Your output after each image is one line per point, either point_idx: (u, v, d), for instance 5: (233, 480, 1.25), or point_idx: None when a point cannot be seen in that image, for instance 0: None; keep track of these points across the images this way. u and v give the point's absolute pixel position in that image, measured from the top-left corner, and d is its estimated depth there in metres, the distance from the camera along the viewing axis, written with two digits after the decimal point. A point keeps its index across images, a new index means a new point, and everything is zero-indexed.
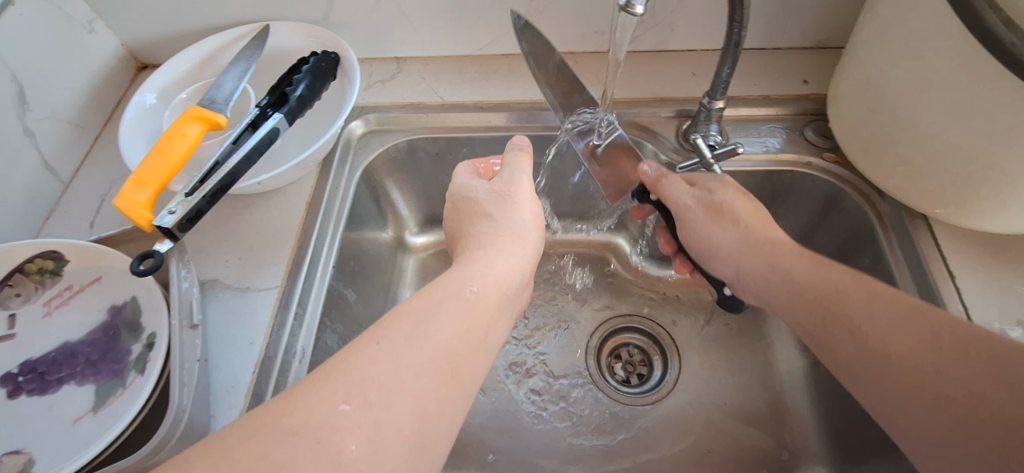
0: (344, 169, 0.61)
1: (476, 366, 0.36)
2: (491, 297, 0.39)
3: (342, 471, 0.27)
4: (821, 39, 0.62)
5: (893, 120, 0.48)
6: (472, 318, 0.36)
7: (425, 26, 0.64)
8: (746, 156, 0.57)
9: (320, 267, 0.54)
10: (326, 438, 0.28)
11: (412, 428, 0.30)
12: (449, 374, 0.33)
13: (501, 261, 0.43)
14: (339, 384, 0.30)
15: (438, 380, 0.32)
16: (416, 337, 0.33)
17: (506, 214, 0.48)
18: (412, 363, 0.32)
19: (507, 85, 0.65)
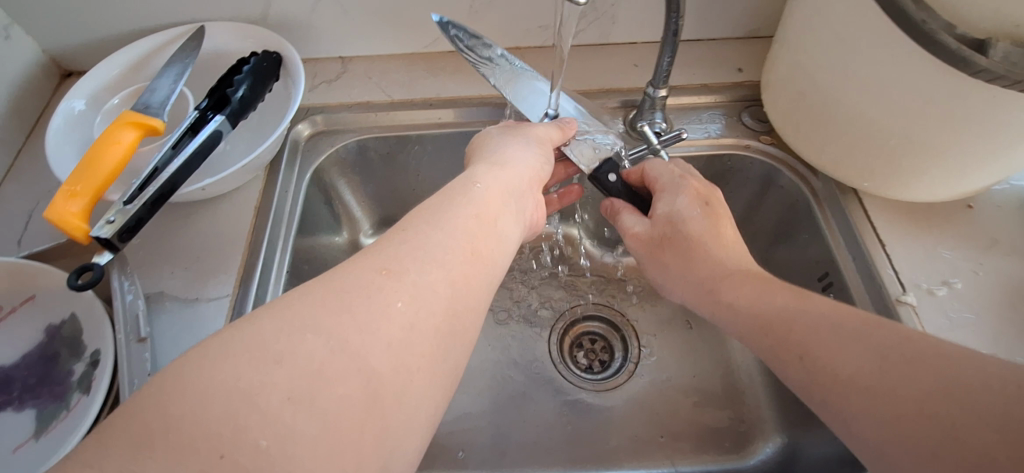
0: (294, 172, 0.59)
1: (494, 244, 0.40)
2: (507, 198, 0.44)
3: (381, 328, 0.30)
4: (752, 29, 0.65)
5: (821, 104, 0.51)
6: (480, 207, 0.41)
7: (370, 24, 0.63)
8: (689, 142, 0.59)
9: (274, 271, 0.53)
10: (359, 294, 0.31)
11: (444, 290, 0.33)
12: (469, 255, 0.36)
13: (513, 176, 0.47)
14: (379, 260, 0.33)
15: (459, 251, 0.36)
16: (427, 227, 0.37)
17: (521, 142, 0.51)
18: (433, 239, 0.36)
19: (455, 81, 0.65)
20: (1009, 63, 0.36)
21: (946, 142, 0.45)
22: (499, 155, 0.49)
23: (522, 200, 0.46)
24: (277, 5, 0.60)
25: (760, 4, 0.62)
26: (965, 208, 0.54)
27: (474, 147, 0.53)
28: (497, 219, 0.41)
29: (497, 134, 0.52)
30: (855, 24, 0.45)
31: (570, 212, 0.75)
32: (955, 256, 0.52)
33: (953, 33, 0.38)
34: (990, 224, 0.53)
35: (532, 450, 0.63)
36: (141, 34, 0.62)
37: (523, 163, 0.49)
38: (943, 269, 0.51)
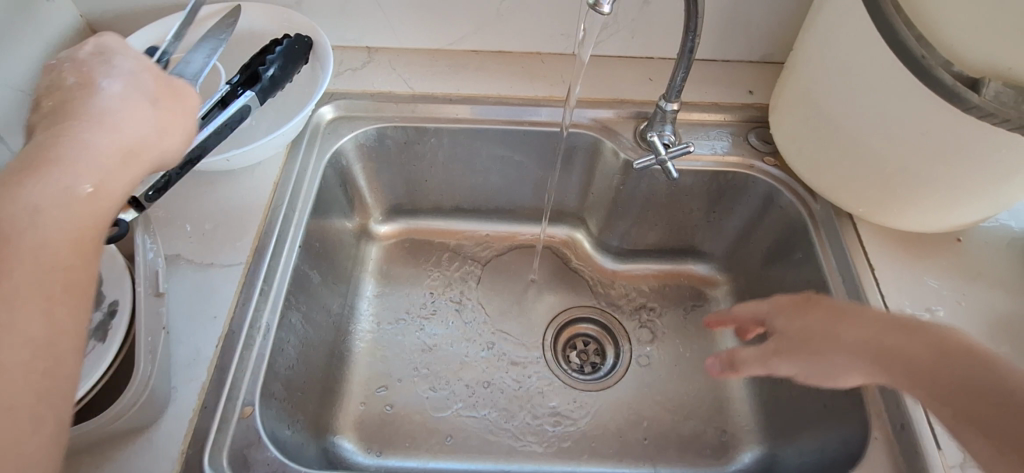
0: (313, 153, 0.62)
1: (125, 170, 0.36)
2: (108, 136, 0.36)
3: None
4: (765, 54, 0.68)
5: (824, 131, 0.54)
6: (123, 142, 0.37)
7: (398, 17, 0.65)
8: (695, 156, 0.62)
9: (287, 246, 0.55)
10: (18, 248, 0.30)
11: (73, 229, 0.32)
12: (92, 194, 0.34)
13: (129, 128, 0.37)
14: None
15: (77, 203, 0.33)
16: (42, 157, 0.33)
17: (134, 90, 0.39)
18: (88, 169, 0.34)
19: (476, 79, 0.67)
20: (1001, 102, 0.38)
21: (941, 174, 0.47)
22: (102, 69, 0.39)
23: (108, 153, 0.35)
24: None
25: (775, 31, 0.65)
26: (955, 241, 0.57)
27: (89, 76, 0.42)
28: (111, 155, 0.36)
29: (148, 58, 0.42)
30: (863, 56, 0.47)
31: (575, 215, 0.77)
32: (942, 285, 0.54)
33: (951, 70, 0.40)
34: (978, 257, 0.56)
35: (518, 441, 0.65)
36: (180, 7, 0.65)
37: (132, 103, 0.38)
38: (928, 297, 0.53)
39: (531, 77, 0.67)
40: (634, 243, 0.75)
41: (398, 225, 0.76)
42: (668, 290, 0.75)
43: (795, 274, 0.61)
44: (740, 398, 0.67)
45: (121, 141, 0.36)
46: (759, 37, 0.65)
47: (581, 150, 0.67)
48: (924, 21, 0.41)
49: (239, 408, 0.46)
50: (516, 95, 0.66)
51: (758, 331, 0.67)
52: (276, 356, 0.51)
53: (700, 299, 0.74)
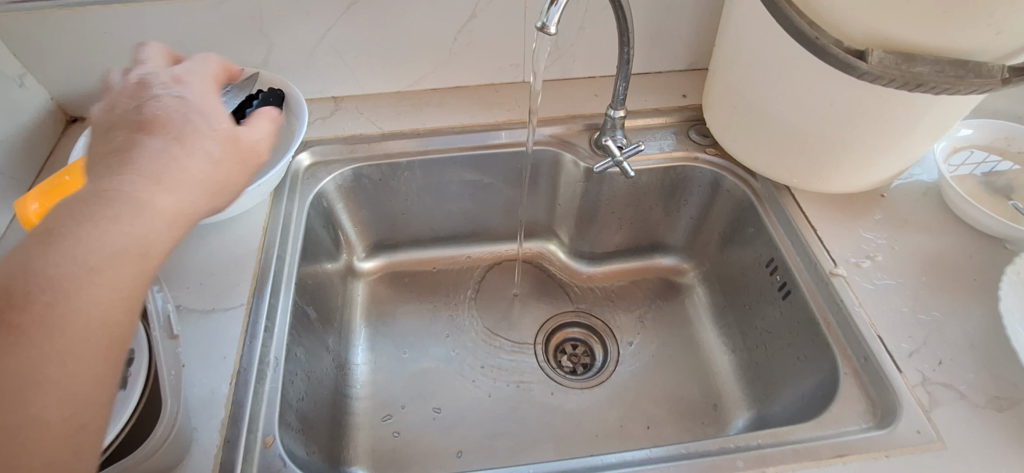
0: (296, 197, 0.65)
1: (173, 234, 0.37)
2: (153, 185, 0.36)
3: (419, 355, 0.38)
4: (692, 62, 0.76)
5: (751, 117, 0.62)
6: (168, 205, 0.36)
7: (361, 65, 0.71)
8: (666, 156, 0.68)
9: (284, 283, 0.58)
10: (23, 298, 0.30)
11: (116, 284, 0.33)
12: (139, 252, 0.34)
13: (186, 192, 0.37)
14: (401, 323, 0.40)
15: (125, 255, 0.34)
16: (86, 207, 0.34)
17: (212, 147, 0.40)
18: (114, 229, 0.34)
19: (439, 114, 0.73)
20: (883, 66, 0.46)
21: (853, 137, 0.55)
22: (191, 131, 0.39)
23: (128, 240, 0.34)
24: (280, 51, 0.68)
25: (696, 42, 0.74)
26: (879, 197, 0.65)
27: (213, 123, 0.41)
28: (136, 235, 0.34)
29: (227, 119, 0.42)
30: (766, 47, 0.56)
31: (546, 229, 0.82)
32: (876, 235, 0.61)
33: (841, 45, 0.48)
34: (901, 208, 0.64)
35: (526, 445, 0.67)
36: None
37: (216, 167, 0.40)
38: (867, 247, 0.60)
39: (489, 106, 0.74)
40: (605, 245, 0.81)
41: (381, 260, 0.79)
42: (641, 285, 0.81)
43: (750, 249, 0.68)
44: (723, 371, 0.71)
45: (177, 205, 0.37)
46: (685, 47, 0.74)
47: (543, 165, 0.73)
48: (813, 10, 0.49)
49: (260, 438, 0.47)
50: (479, 122, 0.72)
51: (728, 307, 0.73)
52: (286, 388, 0.53)
53: (673, 289, 0.80)
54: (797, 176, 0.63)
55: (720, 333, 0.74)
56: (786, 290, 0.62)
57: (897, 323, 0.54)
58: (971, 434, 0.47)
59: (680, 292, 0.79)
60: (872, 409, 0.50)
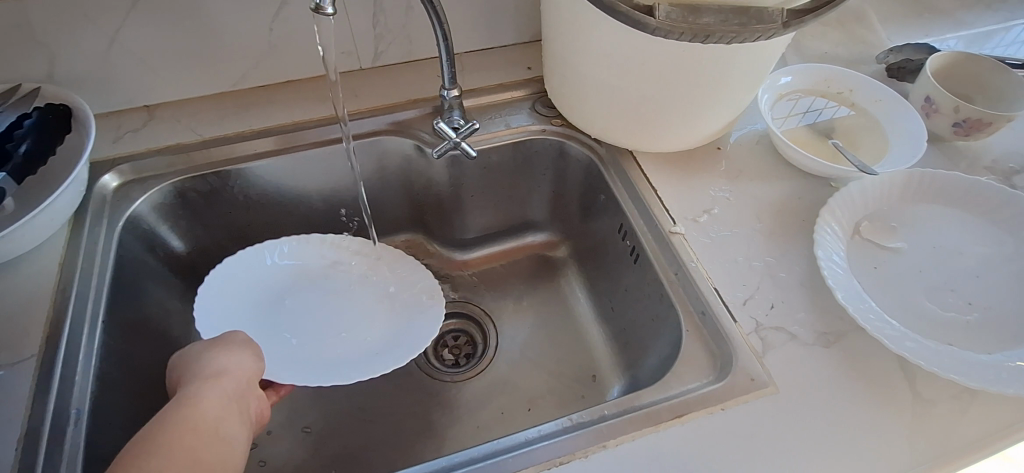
0: (104, 225, 0.58)
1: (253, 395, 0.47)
2: (240, 383, 0.46)
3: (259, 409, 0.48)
4: (532, 34, 0.75)
5: (578, 87, 0.61)
6: (234, 373, 0.46)
7: (171, 69, 0.64)
8: (656, 71, 0.54)
9: (86, 325, 0.51)
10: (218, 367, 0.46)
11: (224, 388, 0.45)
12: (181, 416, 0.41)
13: (250, 387, 0.47)
14: (250, 403, 0.46)
15: (226, 384, 0.45)
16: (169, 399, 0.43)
17: (230, 385, 0.45)
18: (222, 383, 0.45)
19: (269, 112, 0.67)
20: (670, 19, 0.44)
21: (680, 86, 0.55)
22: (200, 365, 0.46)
23: (224, 389, 0.44)
24: (62, 61, 0.59)
25: (532, 10, 0.72)
26: (717, 150, 0.65)
27: (223, 351, 0.48)
28: (245, 369, 0.48)
29: (234, 348, 0.49)
30: (579, 8, 0.53)
31: (409, 221, 0.78)
32: (723, 193, 0.62)
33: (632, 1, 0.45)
34: (738, 159, 0.65)
35: (404, 449, 0.65)
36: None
37: (223, 372, 0.46)
38: (710, 203, 0.61)
39: (321, 99, 0.69)
40: (470, 231, 0.78)
41: None
42: (511, 265, 0.80)
43: (606, 217, 0.68)
44: (597, 338, 0.73)
45: (249, 388, 0.47)
46: (524, 16, 0.72)
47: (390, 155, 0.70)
48: None
49: None
50: (313, 117, 0.68)
51: (595, 276, 0.74)
52: (95, 441, 0.47)
53: (546, 263, 0.79)
54: (648, 137, 0.62)
55: (591, 301, 0.75)
56: (636, 254, 0.61)
57: (736, 273, 0.55)
58: (805, 373, 0.49)
59: (560, 281, 0.78)
60: (712, 360, 0.50)
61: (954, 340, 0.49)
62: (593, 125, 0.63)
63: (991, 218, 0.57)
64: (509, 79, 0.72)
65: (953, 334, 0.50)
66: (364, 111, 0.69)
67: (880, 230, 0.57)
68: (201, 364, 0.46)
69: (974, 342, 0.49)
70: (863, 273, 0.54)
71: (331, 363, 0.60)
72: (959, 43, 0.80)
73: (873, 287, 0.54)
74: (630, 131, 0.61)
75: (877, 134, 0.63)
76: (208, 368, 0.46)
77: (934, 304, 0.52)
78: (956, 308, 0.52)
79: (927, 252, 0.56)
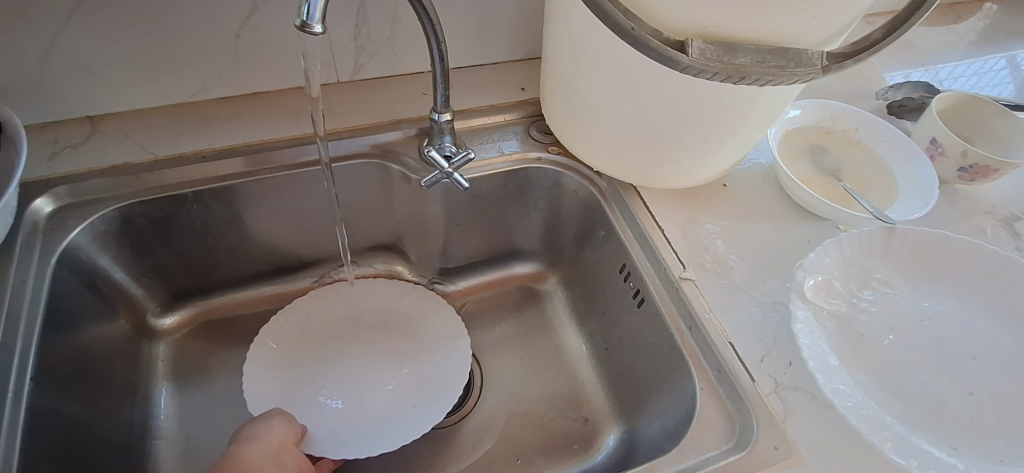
0: (32, 261, 0.50)
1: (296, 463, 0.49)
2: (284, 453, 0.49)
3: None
4: (528, 51, 0.69)
5: (582, 118, 0.56)
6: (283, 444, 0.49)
7: (122, 77, 0.56)
8: (669, 112, 0.50)
9: (13, 385, 0.44)
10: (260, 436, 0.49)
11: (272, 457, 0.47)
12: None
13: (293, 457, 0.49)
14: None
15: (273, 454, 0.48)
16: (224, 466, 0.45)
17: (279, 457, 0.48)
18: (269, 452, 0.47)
19: (233, 129, 0.60)
20: (705, 58, 0.41)
21: (692, 127, 0.52)
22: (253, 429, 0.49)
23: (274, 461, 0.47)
24: None
25: (530, 26, 0.67)
26: (722, 187, 0.62)
27: (268, 416, 0.51)
28: (286, 437, 0.50)
29: (280, 416, 0.51)
30: (595, 37, 0.48)
31: (389, 248, 0.71)
32: (716, 228, 0.58)
33: (661, 37, 0.41)
34: (744, 196, 0.61)
35: None
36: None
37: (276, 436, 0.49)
38: (714, 243, 0.57)
39: (294, 115, 0.62)
40: (455, 260, 0.72)
41: (185, 312, 0.64)
42: (498, 297, 0.74)
43: (604, 253, 0.63)
44: (591, 379, 0.68)
45: (291, 457, 0.49)
46: (521, 31, 0.67)
47: (371, 180, 0.64)
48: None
49: None
50: (283, 136, 0.60)
51: (589, 313, 0.69)
52: None
53: (534, 296, 0.74)
54: (652, 176, 0.58)
55: (585, 339, 0.70)
56: (640, 297, 0.57)
57: (748, 325, 0.51)
58: (825, 439, 0.45)
59: (551, 316, 0.73)
60: (731, 426, 0.46)
61: (928, 425, 0.45)
62: (595, 159, 0.59)
63: (996, 286, 0.52)
64: (503, 100, 0.67)
65: (932, 419, 0.46)
66: (343, 132, 0.62)
67: (869, 282, 0.53)
68: (250, 431, 0.49)
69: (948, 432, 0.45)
70: (847, 331, 0.50)
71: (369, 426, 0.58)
72: (954, 71, 0.79)
73: (855, 348, 0.49)
74: (635, 168, 0.57)
75: (886, 175, 0.61)
76: (253, 435, 0.48)
77: (919, 379, 0.48)
78: (942, 387, 0.48)
79: (921, 316, 0.51)
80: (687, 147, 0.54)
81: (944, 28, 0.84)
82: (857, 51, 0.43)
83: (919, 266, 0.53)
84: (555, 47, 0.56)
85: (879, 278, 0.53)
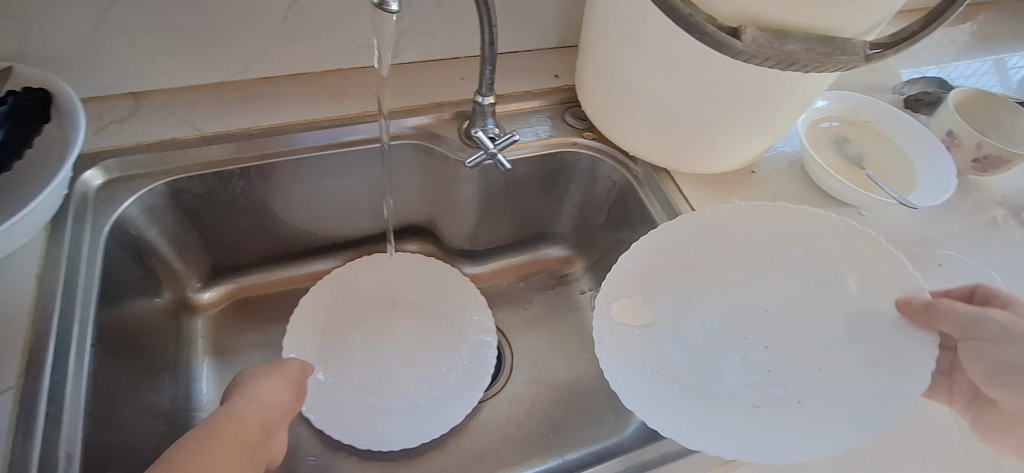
0: (86, 230, 0.50)
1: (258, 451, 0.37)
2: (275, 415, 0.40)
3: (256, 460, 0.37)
4: (561, 39, 0.71)
5: (624, 103, 0.58)
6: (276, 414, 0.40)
7: (169, 55, 0.57)
8: (714, 97, 0.52)
9: (73, 349, 0.44)
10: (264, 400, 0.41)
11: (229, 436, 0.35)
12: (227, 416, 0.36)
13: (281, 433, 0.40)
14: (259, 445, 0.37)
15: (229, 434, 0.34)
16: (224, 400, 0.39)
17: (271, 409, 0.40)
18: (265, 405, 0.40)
19: (277, 108, 0.60)
20: (758, 45, 0.43)
21: (733, 112, 0.53)
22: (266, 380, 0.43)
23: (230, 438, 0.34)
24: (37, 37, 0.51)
25: (565, 15, 0.68)
26: (751, 174, 0.64)
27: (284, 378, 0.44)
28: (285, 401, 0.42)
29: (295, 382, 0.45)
30: (642, 23, 0.50)
31: (421, 230, 0.73)
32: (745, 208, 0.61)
33: (717, 23, 0.44)
34: (771, 184, 0.64)
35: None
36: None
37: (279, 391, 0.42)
38: None
39: (336, 95, 0.63)
40: (486, 243, 0.74)
41: (222, 289, 0.65)
42: (525, 279, 0.76)
43: (636, 236, 0.65)
44: None
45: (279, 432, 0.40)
46: (556, 20, 0.68)
47: (410, 161, 0.65)
48: None
49: None
50: (328, 116, 0.61)
51: None
52: None
53: (560, 281, 0.76)
54: (690, 160, 0.60)
55: None
56: None
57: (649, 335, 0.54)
58: None
59: (578, 299, 0.75)
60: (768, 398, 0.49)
61: (671, 409, 0.49)
62: (634, 144, 0.61)
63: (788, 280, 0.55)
64: (538, 86, 0.68)
65: (723, 414, 0.48)
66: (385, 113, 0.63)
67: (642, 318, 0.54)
68: (261, 382, 0.43)
69: (727, 415, 0.48)
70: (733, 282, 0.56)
71: (414, 405, 0.63)
72: (962, 70, 0.82)
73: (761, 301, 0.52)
74: (673, 152, 0.59)
75: (905, 164, 0.64)
76: (259, 395, 0.41)
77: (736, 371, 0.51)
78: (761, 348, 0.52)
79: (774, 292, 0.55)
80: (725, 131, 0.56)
81: (952, 27, 0.88)
82: (897, 41, 0.45)
83: (744, 255, 0.56)
84: (597, 35, 0.58)
85: (738, 241, 0.56)
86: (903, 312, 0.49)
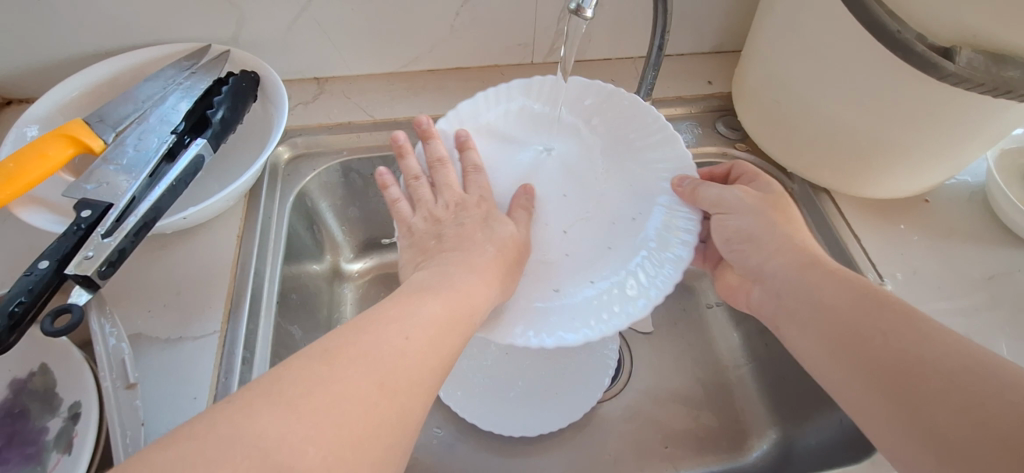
0: (276, 199, 0.56)
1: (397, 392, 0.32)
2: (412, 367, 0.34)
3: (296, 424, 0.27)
4: (718, 45, 0.69)
5: (791, 118, 0.55)
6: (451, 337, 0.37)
7: (353, 45, 0.62)
8: (904, 122, 0.48)
9: (264, 304, 0.50)
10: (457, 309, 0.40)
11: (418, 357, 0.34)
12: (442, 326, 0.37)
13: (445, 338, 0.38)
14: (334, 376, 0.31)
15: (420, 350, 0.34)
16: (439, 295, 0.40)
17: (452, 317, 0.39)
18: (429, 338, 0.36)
19: (438, 99, 0.64)
20: (973, 68, 0.40)
21: (921, 141, 0.49)
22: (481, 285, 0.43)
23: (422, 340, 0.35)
24: (250, 25, 0.58)
25: (727, 21, 0.66)
26: (924, 202, 0.59)
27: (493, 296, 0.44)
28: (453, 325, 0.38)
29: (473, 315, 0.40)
30: (829, 36, 0.48)
31: None
32: (913, 237, 0.57)
33: (923, 41, 0.42)
34: (947, 216, 0.58)
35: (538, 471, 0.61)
36: (78, 60, 0.58)
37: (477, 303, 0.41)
38: (911, 259, 0.55)
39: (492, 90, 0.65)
40: None
41: (371, 261, 0.69)
42: None
43: None
44: (743, 380, 0.68)
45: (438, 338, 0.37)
46: (716, 26, 0.66)
47: None
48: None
49: None
50: None
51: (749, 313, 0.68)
52: None
53: (688, 291, 0.75)
54: (857, 184, 0.56)
55: (741, 339, 0.70)
56: None
57: (548, 217, 0.54)
58: None
59: (703, 312, 0.73)
60: None
61: (547, 281, 0.50)
62: (795, 160, 0.58)
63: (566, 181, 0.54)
64: (691, 92, 0.67)
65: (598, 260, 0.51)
66: None
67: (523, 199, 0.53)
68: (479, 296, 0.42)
69: (578, 275, 0.50)
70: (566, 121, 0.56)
71: (541, 398, 0.65)
72: None
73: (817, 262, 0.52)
74: (841, 176, 0.56)
75: None
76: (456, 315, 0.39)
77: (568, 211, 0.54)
78: (593, 226, 0.52)
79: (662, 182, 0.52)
80: (911, 160, 0.52)
81: None
82: None
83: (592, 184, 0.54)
84: (769, 45, 0.55)
85: (518, 151, 0.56)
86: (678, 194, 0.50)
